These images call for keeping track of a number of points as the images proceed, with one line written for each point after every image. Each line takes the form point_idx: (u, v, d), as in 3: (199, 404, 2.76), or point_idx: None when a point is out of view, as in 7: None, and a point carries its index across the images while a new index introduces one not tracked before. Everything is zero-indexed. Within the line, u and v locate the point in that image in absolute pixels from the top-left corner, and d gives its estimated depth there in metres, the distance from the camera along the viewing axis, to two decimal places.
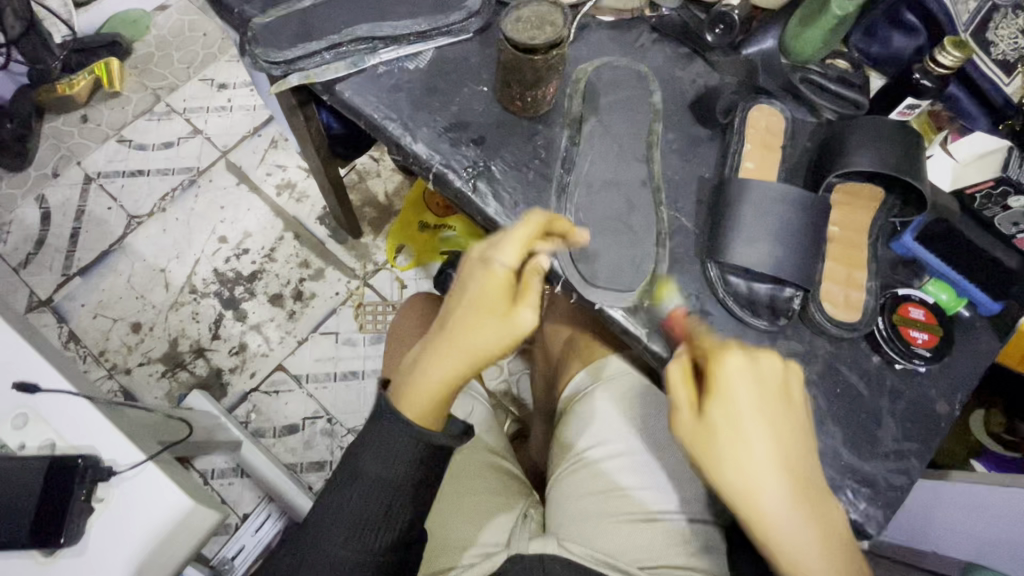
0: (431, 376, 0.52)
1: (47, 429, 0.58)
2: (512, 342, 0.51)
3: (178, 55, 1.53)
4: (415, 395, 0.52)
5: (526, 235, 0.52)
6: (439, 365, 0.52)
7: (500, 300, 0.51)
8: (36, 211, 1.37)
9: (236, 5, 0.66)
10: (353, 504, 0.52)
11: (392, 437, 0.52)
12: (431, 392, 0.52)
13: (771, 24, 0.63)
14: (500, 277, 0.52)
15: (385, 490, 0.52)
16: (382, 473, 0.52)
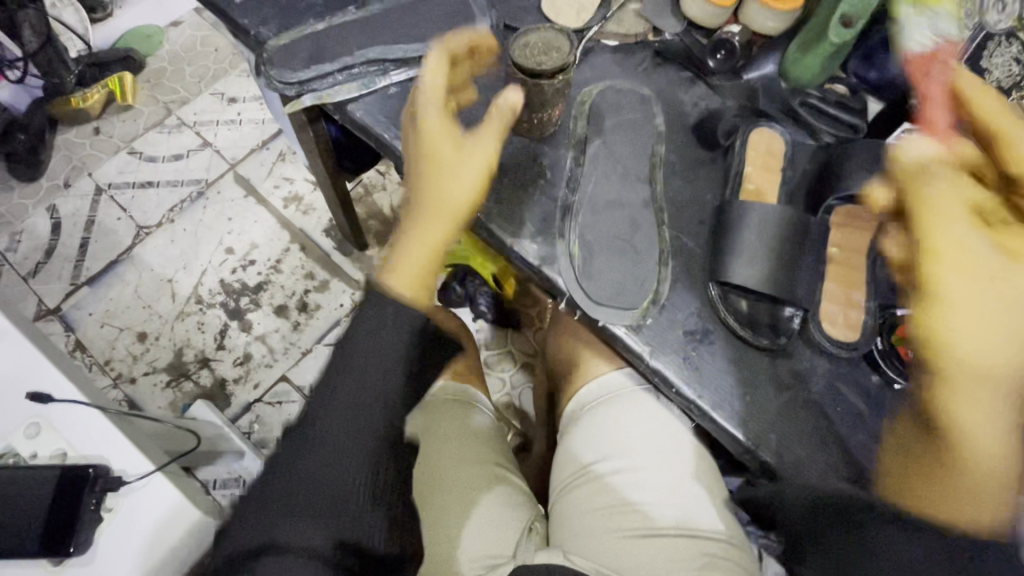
0: (415, 241, 0.57)
1: (57, 438, 0.59)
2: (472, 180, 0.56)
3: (190, 70, 1.56)
4: (407, 265, 0.57)
5: (438, 69, 0.57)
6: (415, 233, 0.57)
7: (443, 143, 0.56)
8: (47, 221, 1.39)
9: (252, 27, 0.68)
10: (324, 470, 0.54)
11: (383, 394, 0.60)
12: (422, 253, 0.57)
13: (771, 49, 0.65)
14: (433, 125, 0.56)
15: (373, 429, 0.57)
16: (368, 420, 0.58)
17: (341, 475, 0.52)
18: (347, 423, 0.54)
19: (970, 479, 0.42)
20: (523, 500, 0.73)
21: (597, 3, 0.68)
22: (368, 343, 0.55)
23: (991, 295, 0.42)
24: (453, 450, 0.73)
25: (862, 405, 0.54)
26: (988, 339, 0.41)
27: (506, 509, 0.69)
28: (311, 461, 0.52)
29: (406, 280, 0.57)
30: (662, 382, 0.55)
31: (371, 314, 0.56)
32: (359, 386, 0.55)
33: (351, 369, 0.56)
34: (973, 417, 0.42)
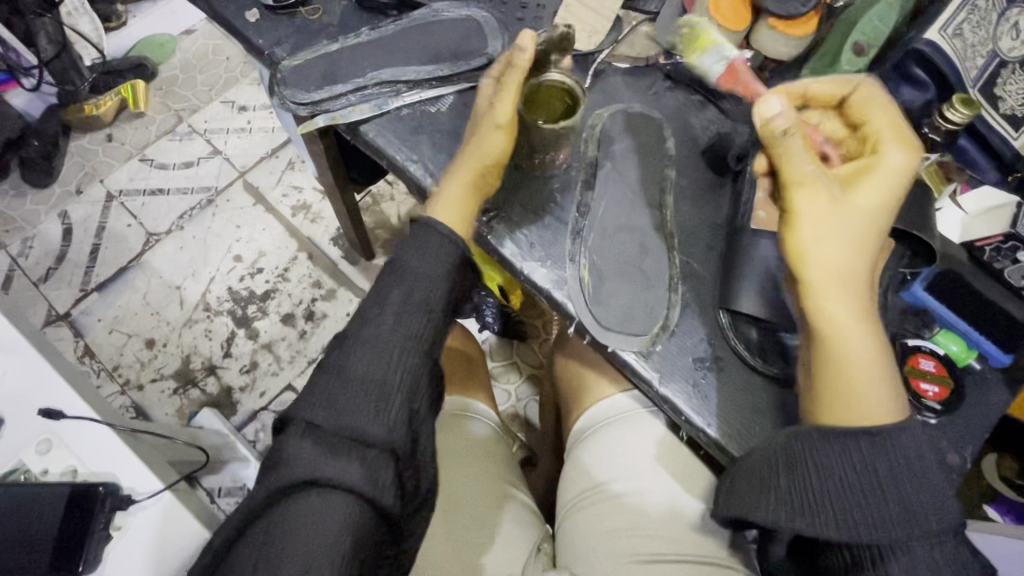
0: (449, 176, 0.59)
1: (68, 454, 0.59)
2: (502, 120, 0.56)
3: (202, 78, 1.58)
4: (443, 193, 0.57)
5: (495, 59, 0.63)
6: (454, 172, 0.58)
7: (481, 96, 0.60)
8: (58, 227, 1.41)
9: (267, 47, 0.69)
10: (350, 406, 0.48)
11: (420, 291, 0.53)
12: (456, 183, 0.57)
13: (783, 74, 0.65)
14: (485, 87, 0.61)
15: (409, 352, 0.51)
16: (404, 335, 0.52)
17: (383, 401, 0.49)
18: (386, 353, 0.50)
19: (847, 388, 0.48)
20: (531, 520, 0.73)
21: (609, 26, 0.68)
22: (418, 271, 0.53)
23: (839, 227, 0.49)
24: (468, 465, 0.73)
25: None
26: (835, 264, 0.49)
27: (516, 528, 0.70)
28: (346, 393, 0.49)
29: (445, 212, 0.56)
30: (672, 409, 0.55)
31: (419, 251, 0.54)
32: (403, 315, 0.52)
33: (395, 299, 0.52)
34: (834, 324, 0.49)
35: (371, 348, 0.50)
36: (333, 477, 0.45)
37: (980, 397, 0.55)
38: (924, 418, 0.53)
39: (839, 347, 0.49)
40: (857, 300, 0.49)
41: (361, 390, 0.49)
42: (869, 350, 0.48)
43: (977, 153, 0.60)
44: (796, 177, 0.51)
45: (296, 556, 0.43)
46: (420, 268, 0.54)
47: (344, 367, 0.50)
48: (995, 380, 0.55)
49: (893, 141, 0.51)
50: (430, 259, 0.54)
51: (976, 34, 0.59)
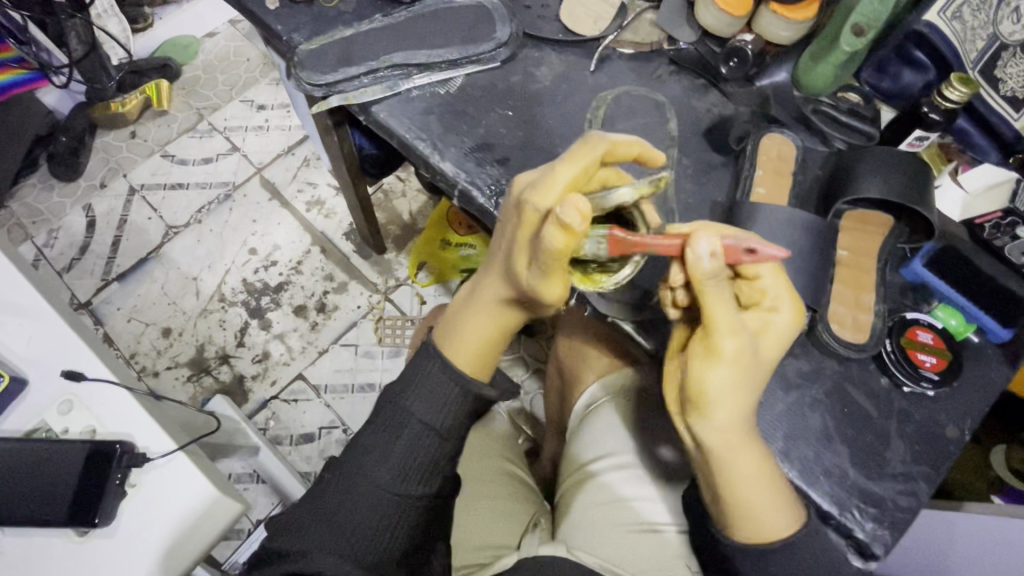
0: (479, 325, 0.57)
1: (88, 415, 0.62)
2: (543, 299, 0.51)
3: (223, 77, 1.63)
4: (472, 346, 0.57)
5: (577, 168, 0.47)
6: (481, 312, 0.57)
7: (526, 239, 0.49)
8: (83, 219, 1.46)
9: (285, 33, 0.72)
10: (359, 499, 0.54)
11: (440, 380, 0.56)
12: (485, 338, 0.57)
13: (784, 58, 0.66)
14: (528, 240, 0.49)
15: (432, 436, 0.55)
16: (428, 416, 0.55)
17: (380, 542, 0.54)
18: (384, 500, 0.54)
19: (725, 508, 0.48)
20: (530, 496, 0.73)
21: (614, 13, 0.70)
22: (425, 426, 0.55)
23: (742, 383, 0.44)
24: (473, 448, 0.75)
25: (870, 407, 0.53)
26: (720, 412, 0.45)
27: (511, 507, 0.70)
28: (344, 532, 0.53)
29: (463, 355, 0.57)
30: None
31: (427, 397, 0.55)
32: (404, 469, 0.55)
33: (401, 454, 0.55)
34: (744, 472, 0.46)
35: (371, 495, 0.54)
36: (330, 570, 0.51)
37: (979, 373, 0.55)
38: (922, 389, 0.53)
39: (740, 491, 0.47)
40: (740, 457, 0.46)
41: (356, 530, 0.53)
42: (767, 480, 0.47)
43: (977, 133, 0.61)
44: (727, 333, 0.44)
45: None
46: (427, 421, 0.55)
47: (343, 508, 0.54)
48: (995, 356, 0.55)
49: (779, 296, 0.47)
50: (442, 417, 0.55)
51: (977, 17, 0.59)
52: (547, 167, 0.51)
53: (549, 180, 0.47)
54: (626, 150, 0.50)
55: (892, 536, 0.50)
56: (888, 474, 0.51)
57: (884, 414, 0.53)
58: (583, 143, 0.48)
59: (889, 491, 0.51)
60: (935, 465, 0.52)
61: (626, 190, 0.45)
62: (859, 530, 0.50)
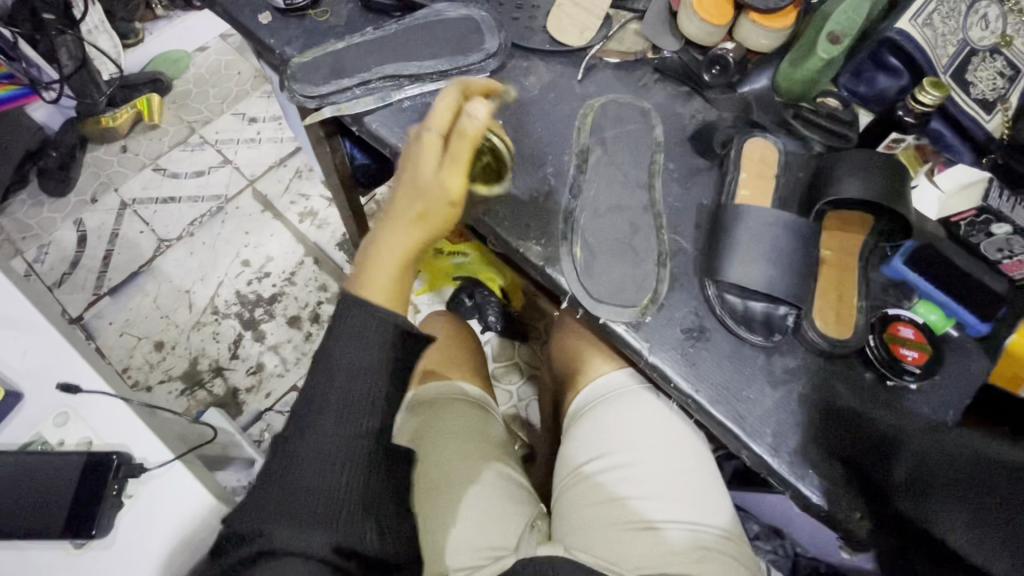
0: (390, 256, 0.60)
1: (82, 427, 0.62)
2: (445, 199, 0.59)
3: (214, 91, 1.64)
4: (384, 278, 0.59)
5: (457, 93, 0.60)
6: (388, 245, 0.60)
7: (427, 154, 0.59)
8: (73, 234, 1.45)
9: (278, 46, 0.74)
10: (304, 457, 0.52)
11: (362, 319, 0.55)
12: (396, 267, 0.60)
13: (765, 65, 0.68)
14: (429, 153, 0.59)
15: (363, 375, 0.54)
16: (358, 357, 0.54)
17: (333, 495, 0.51)
18: (330, 449, 0.52)
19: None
20: (524, 497, 0.73)
21: (599, 23, 0.72)
22: (355, 368, 0.54)
23: None
24: (463, 450, 0.75)
25: (855, 401, 0.55)
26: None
27: (508, 506, 0.70)
28: (295, 492, 0.51)
29: (377, 288, 0.58)
30: (660, 376, 0.57)
31: (354, 341, 0.54)
32: (344, 413, 0.53)
33: (341, 395, 0.53)
34: None
35: (316, 453, 0.52)
36: (284, 547, 0.48)
37: (959, 366, 0.56)
38: (904, 383, 0.55)
39: None
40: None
41: (307, 487, 0.51)
42: None
43: (952, 136, 0.62)
44: None
45: None
46: (356, 361, 0.54)
47: (291, 473, 0.51)
48: (974, 349, 0.57)
49: None
50: (365, 355, 0.54)
51: (945, 23, 0.63)
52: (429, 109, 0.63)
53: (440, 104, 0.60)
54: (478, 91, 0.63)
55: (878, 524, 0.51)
56: None
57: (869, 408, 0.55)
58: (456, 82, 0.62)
59: None
60: None
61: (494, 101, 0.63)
62: (848, 521, 0.52)
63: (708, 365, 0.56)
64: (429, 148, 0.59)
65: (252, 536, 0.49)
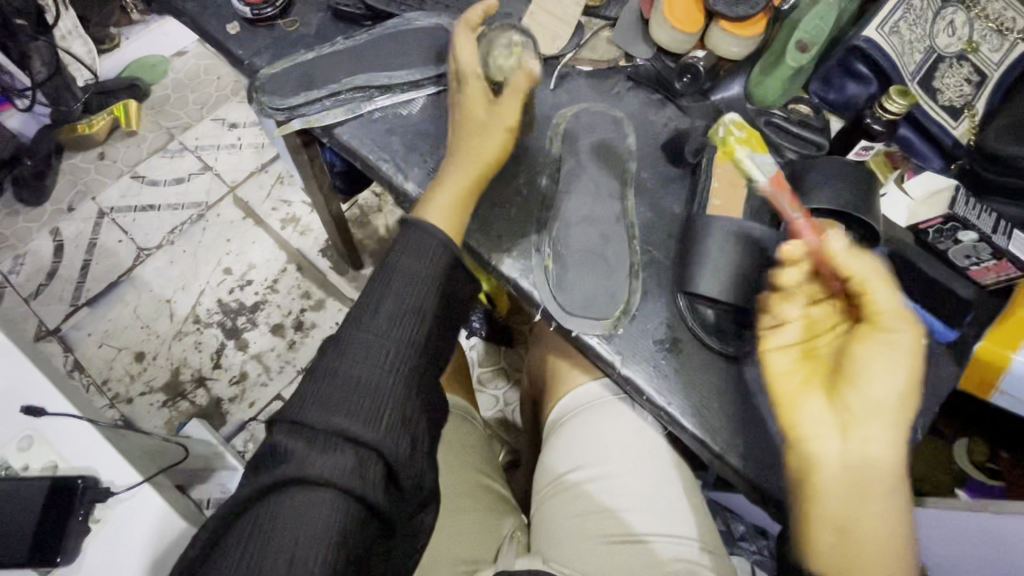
0: (451, 188, 0.58)
1: (48, 450, 0.61)
2: (503, 133, 0.60)
3: (193, 96, 1.62)
4: (445, 207, 0.58)
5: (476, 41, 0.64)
6: (447, 179, 0.59)
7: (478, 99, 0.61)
8: (50, 244, 1.43)
9: (246, 57, 0.73)
10: (352, 366, 0.49)
11: (425, 234, 0.55)
12: (461, 197, 0.59)
13: (737, 72, 0.68)
14: (478, 97, 0.61)
15: (419, 283, 0.53)
16: (417, 266, 0.53)
17: (375, 408, 0.48)
18: (380, 357, 0.50)
19: (860, 548, 0.45)
20: (505, 509, 0.73)
21: (571, 30, 0.71)
22: (414, 272, 0.53)
23: None
24: (444, 459, 0.73)
25: None
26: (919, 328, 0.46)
27: (487, 518, 0.70)
28: (336, 403, 0.47)
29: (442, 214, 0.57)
30: (634, 389, 0.57)
31: (415, 253, 0.54)
32: (397, 316, 0.51)
33: (398, 296, 0.52)
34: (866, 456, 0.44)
35: (365, 363, 0.49)
36: (320, 471, 0.43)
37: (929, 373, 0.57)
38: None
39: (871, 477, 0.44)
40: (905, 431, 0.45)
41: (353, 396, 0.48)
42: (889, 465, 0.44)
43: (920, 142, 0.63)
44: None
45: (279, 552, 0.41)
46: (413, 269, 0.53)
47: (337, 385, 0.48)
48: (944, 355, 0.58)
49: None
50: (421, 262, 0.53)
51: (914, 31, 0.63)
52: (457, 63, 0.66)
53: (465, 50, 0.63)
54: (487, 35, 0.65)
55: None
56: None
57: None
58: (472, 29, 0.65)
59: None
60: None
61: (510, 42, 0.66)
62: None
63: (679, 375, 0.57)
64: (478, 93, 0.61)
65: (284, 456, 0.45)
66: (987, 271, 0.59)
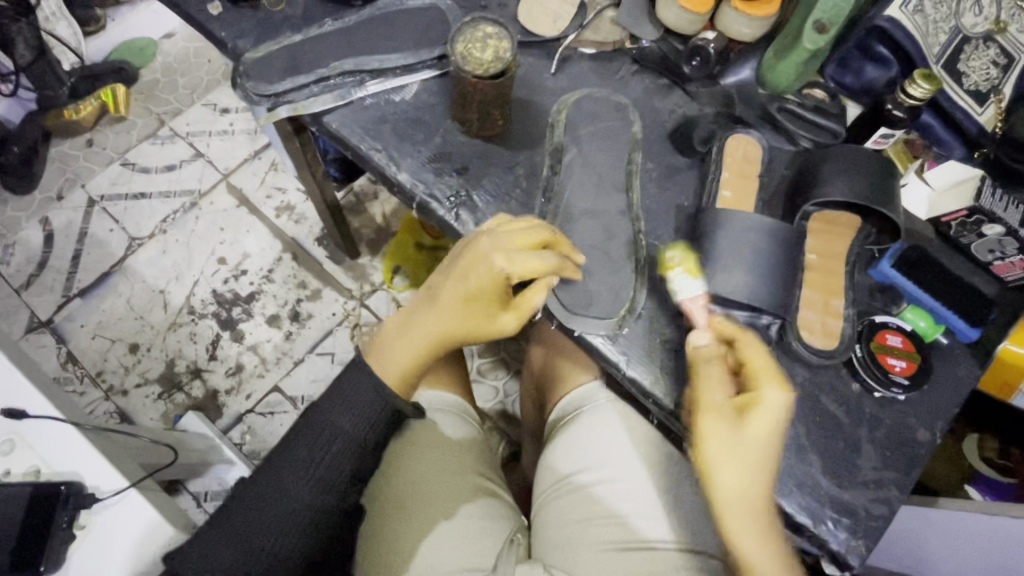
0: (416, 347, 0.58)
1: (33, 454, 0.58)
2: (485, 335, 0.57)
3: (183, 81, 1.57)
4: (405, 363, 0.58)
5: (528, 238, 0.53)
6: (419, 337, 0.58)
7: (484, 293, 0.55)
8: (40, 233, 1.39)
9: (231, 39, 0.69)
10: (272, 511, 0.53)
11: (359, 390, 0.56)
12: (420, 355, 0.59)
13: (748, 55, 0.65)
14: (487, 289, 0.55)
15: (345, 444, 0.55)
16: (345, 423, 0.55)
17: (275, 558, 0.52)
18: (297, 501, 0.54)
19: None
20: (506, 511, 0.71)
21: (573, 11, 0.67)
22: (339, 427, 0.55)
23: None
24: (443, 461, 0.71)
25: (842, 414, 0.53)
26: (731, 418, 0.48)
27: (487, 522, 0.67)
28: (244, 542, 0.52)
29: (397, 371, 0.58)
30: (639, 392, 0.55)
31: (347, 410, 0.56)
32: (323, 470, 0.55)
33: (333, 419, 0.55)
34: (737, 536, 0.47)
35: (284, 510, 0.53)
36: None
37: (948, 373, 0.54)
38: (892, 394, 0.53)
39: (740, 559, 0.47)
40: (762, 501, 0.47)
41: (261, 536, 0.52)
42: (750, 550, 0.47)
43: (941, 128, 0.60)
44: None
45: None
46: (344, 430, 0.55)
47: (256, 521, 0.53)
48: (965, 356, 0.55)
49: None
50: (354, 420, 0.55)
51: (939, 10, 0.58)
52: (501, 228, 0.55)
53: (512, 257, 0.53)
54: (542, 237, 0.54)
55: (866, 545, 0.49)
56: (860, 482, 0.51)
57: (855, 416, 0.53)
58: (532, 225, 0.54)
59: (862, 499, 0.50)
60: (906, 469, 0.51)
61: (480, 34, 0.58)
62: (832, 541, 0.49)
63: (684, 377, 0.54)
64: (485, 289, 0.55)
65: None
66: (1012, 266, 0.56)
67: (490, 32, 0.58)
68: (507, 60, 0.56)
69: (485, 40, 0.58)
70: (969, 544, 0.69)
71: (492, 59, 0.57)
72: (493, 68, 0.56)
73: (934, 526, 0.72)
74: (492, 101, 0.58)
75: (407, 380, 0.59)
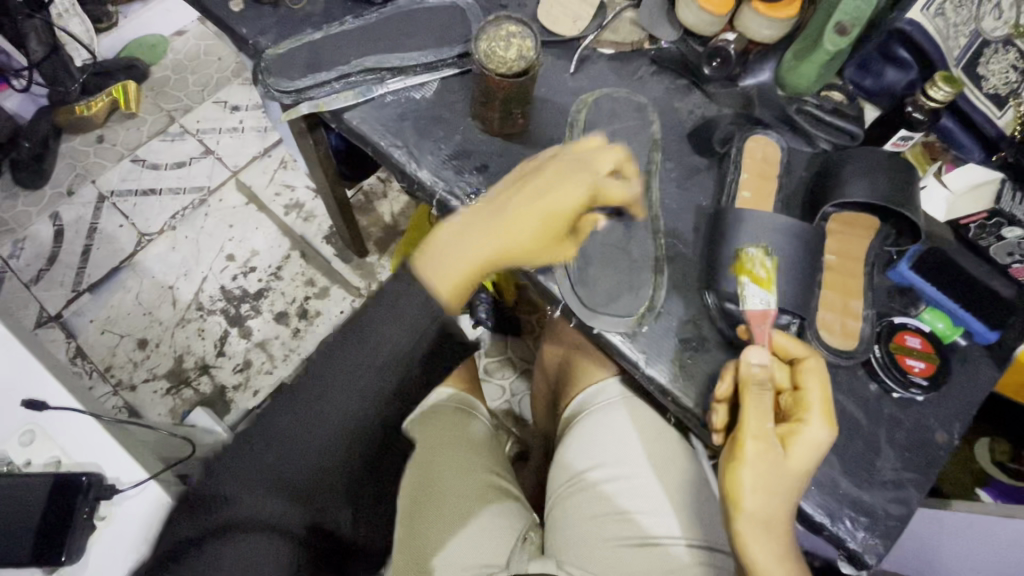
0: (477, 253, 0.52)
1: (53, 445, 0.59)
2: (548, 253, 0.54)
3: (194, 78, 1.58)
4: (463, 272, 0.53)
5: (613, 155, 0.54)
6: (482, 244, 0.52)
7: (565, 203, 0.52)
8: (50, 228, 1.40)
9: (251, 36, 0.69)
10: (319, 412, 0.59)
11: (401, 308, 0.59)
12: (478, 267, 0.53)
13: (767, 56, 0.65)
14: (570, 199, 0.52)
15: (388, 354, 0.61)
16: (390, 335, 0.61)
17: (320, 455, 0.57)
18: (344, 404, 0.59)
19: None
20: (518, 508, 0.71)
21: (592, 12, 0.68)
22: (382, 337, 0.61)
23: None
24: (456, 455, 0.71)
25: (860, 414, 0.53)
26: (777, 445, 0.47)
27: (499, 518, 0.67)
28: (290, 443, 0.57)
29: (452, 279, 0.53)
30: (657, 390, 0.55)
31: (390, 324, 0.61)
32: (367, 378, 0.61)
33: (377, 331, 0.61)
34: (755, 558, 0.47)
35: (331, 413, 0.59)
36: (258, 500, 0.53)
37: (965, 374, 0.55)
38: (911, 395, 0.53)
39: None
40: (783, 526, 0.47)
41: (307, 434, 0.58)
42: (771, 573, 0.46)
43: (960, 131, 0.60)
44: None
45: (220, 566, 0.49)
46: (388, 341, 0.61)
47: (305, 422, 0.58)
48: (983, 358, 0.55)
49: None
50: (396, 331, 0.61)
51: (959, 13, 0.59)
52: (580, 146, 0.54)
53: (596, 174, 0.53)
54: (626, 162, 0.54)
55: (884, 545, 0.49)
56: (878, 482, 0.51)
57: (874, 417, 0.53)
58: (612, 147, 0.54)
59: (880, 499, 0.50)
60: (924, 470, 0.51)
61: (503, 33, 0.58)
62: (851, 540, 0.49)
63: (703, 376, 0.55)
64: (570, 198, 0.52)
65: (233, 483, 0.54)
66: None
67: (514, 31, 0.59)
68: (530, 59, 0.57)
69: (509, 38, 0.58)
70: (981, 548, 0.69)
71: (514, 57, 0.57)
72: (512, 68, 0.56)
73: (945, 528, 0.72)
74: (512, 100, 0.59)
75: (457, 291, 0.55)
